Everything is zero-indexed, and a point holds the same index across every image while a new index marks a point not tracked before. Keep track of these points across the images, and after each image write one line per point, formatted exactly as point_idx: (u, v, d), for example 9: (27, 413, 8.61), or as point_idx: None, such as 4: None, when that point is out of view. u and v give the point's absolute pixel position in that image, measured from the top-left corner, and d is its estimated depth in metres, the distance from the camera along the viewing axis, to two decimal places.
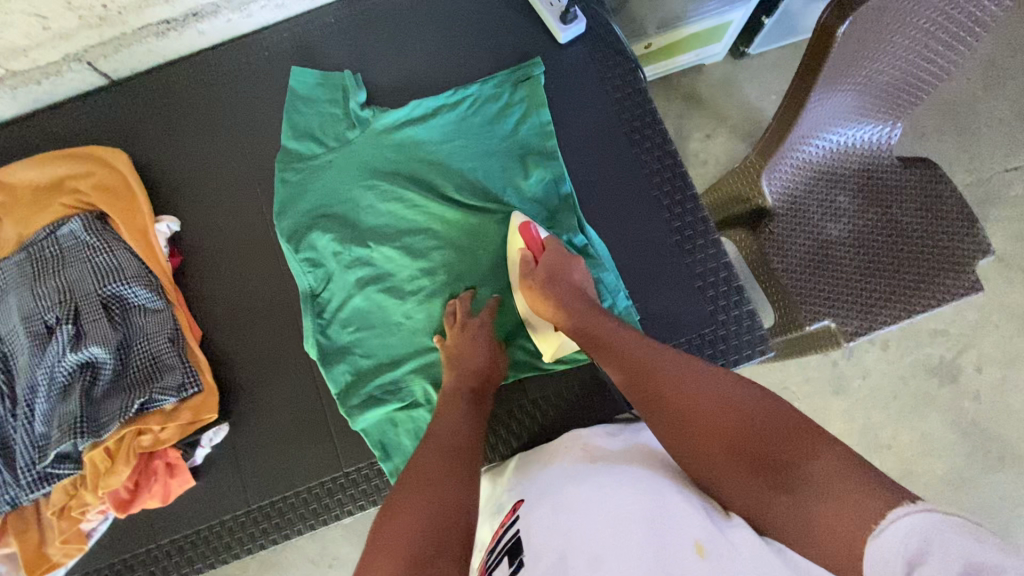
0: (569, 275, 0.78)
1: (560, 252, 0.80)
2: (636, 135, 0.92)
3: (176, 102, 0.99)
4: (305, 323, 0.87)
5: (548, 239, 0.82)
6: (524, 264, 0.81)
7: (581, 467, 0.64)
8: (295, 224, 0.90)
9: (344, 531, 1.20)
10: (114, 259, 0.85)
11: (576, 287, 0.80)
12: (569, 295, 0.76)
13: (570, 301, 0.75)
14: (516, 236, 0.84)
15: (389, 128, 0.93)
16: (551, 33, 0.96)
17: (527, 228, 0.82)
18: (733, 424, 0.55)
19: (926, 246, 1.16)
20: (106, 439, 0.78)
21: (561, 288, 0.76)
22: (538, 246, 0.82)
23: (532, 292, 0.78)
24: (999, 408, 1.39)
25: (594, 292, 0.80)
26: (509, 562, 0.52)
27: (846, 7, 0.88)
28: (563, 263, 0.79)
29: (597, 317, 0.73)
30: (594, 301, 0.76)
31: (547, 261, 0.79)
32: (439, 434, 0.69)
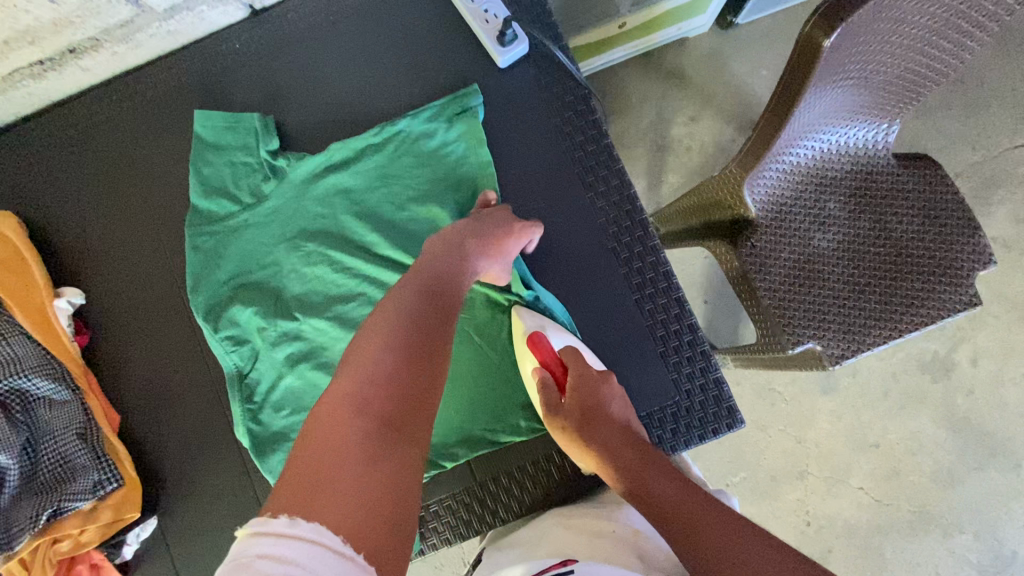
0: (604, 409, 0.65)
1: (587, 377, 0.66)
2: (589, 175, 0.81)
3: (68, 149, 0.87)
4: (234, 411, 0.78)
5: (566, 352, 0.68)
6: (545, 389, 0.67)
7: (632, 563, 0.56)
8: (212, 298, 0.80)
9: None
10: (6, 348, 0.74)
11: (593, 397, 0.65)
12: (612, 437, 0.63)
13: (610, 446, 0.63)
14: (527, 350, 0.72)
15: (310, 178, 0.82)
16: (490, 55, 0.84)
17: (538, 341, 0.70)
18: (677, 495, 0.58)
19: (925, 258, 1.03)
20: (19, 551, 0.70)
21: (599, 429, 0.64)
22: (556, 362, 0.69)
23: (563, 432, 0.65)
24: (997, 405, 1.30)
25: (625, 403, 0.67)
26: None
27: (834, 18, 0.74)
28: (590, 393, 0.65)
29: (635, 459, 0.62)
30: (640, 441, 0.64)
31: (574, 390, 0.66)
32: (426, 276, 0.64)
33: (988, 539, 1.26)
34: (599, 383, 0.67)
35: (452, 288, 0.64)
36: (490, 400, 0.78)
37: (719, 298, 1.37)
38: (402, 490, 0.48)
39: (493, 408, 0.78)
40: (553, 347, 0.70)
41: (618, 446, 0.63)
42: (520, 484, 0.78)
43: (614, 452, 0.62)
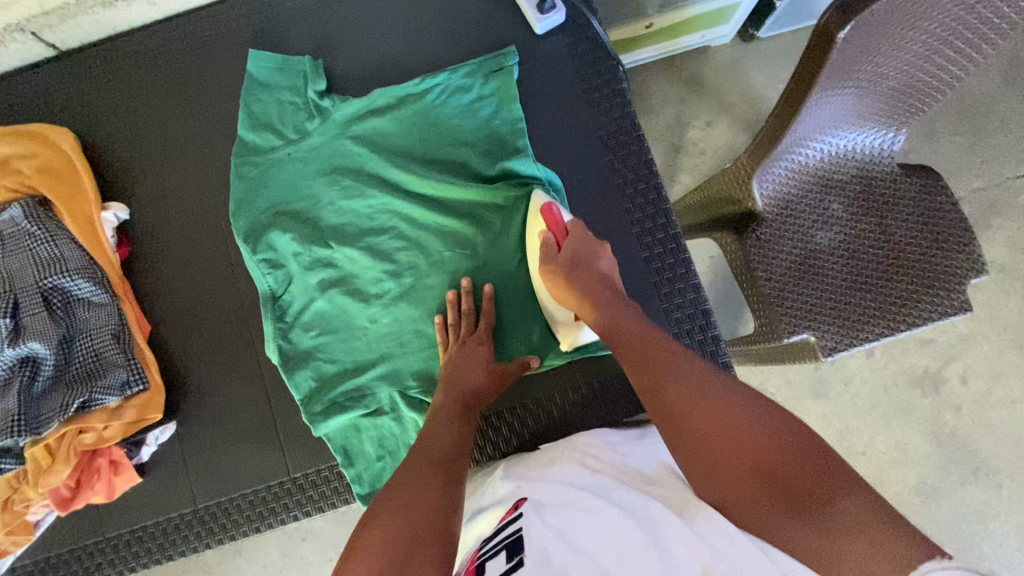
0: (592, 261, 0.74)
1: (585, 238, 0.74)
2: (612, 141, 0.86)
3: (125, 78, 0.93)
4: (266, 327, 0.84)
5: (570, 220, 0.76)
6: (545, 247, 0.75)
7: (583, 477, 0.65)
8: (252, 222, 0.86)
9: (332, 522, 1.27)
10: (55, 250, 0.81)
11: (586, 249, 0.74)
12: (593, 281, 0.72)
13: (592, 284, 0.72)
14: (537, 219, 0.79)
15: (352, 119, 0.88)
16: (528, 23, 0.90)
17: (549, 210, 0.77)
18: (754, 438, 0.54)
19: (921, 262, 1.08)
20: (47, 436, 0.76)
21: (581, 271, 0.72)
22: (560, 228, 0.76)
23: (552, 279, 0.74)
24: (981, 423, 1.34)
25: (612, 260, 0.75)
26: (508, 555, 0.51)
27: (850, 11, 0.80)
28: (586, 251, 0.74)
29: (614, 301, 0.71)
30: (621, 292, 0.72)
31: (573, 246, 0.74)
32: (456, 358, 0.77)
33: (967, 555, 1.29)
34: (595, 243, 0.75)
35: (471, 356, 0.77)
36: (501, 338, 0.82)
37: (723, 290, 1.40)
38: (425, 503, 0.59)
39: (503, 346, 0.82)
40: (563, 218, 0.77)
41: (600, 291, 0.71)
42: (525, 427, 0.83)
43: (594, 294, 0.71)
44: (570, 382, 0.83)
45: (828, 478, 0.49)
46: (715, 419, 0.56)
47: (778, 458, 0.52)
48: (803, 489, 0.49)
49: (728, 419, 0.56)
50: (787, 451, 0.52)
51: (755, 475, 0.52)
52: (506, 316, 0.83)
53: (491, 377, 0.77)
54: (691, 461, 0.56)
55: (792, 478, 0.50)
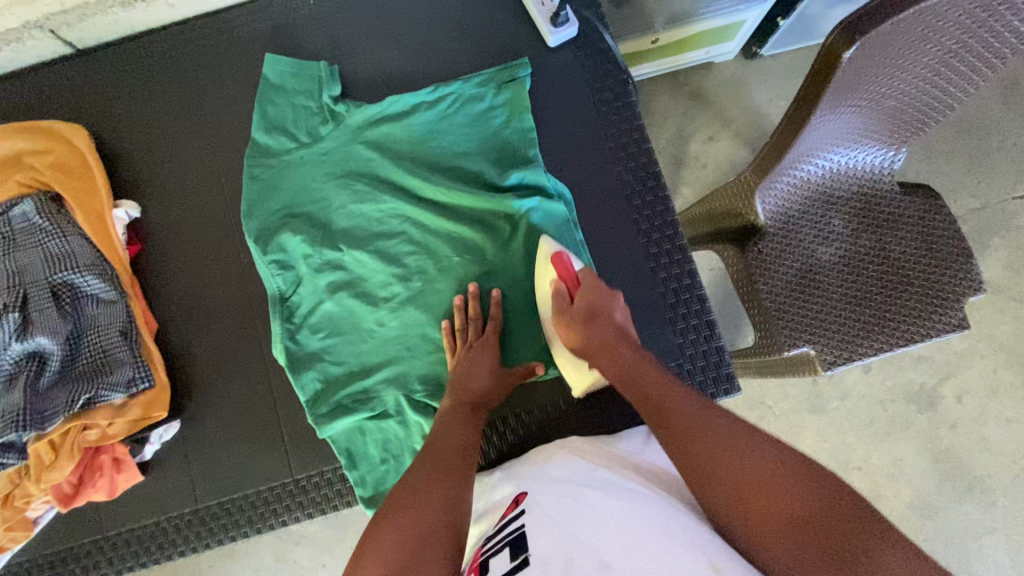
0: (607, 312, 0.75)
1: (596, 289, 0.75)
2: (620, 152, 0.88)
3: (139, 77, 0.94)
4: (273, 328, 0.84)
5: (584, 273, 0.77)
6: (559, 298, 0.76)
7: (583, 471, 0.67)
8: (263, 223, 0.86)
9: (330, 527, 1.26)
10: (66, 246, 0.81)
11: (600, 299, 0.75)
12: (612, 332, 0.73)
13: (608, 337, 0.73)
14: (547, 267, 0.79)
15: (364, 124, 0.89)
16: (540, 35, 0.92)
17: (560, 260, 0.77)
18: (784, 495, 0.53)
19: (921, 279, 1.10)
20: (51, 432, 0.75)
21: (600, 328, 0.73)
22: (573, 280, 0.77)
23: (569, 329, 0.74)
24: (977, 441, 1.35)
25: (625, 312, 0.76)
26: (511, 555, 0.54)
27: (855, 33, 0.81)
28: (598, 305, 0.75)
29: (626, 350, 0.72)
30: (634, 342, 0.73)
31: (588, 298, 0.75)
32: (462, 365, 0.77)
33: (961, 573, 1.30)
34: (608, 298, 0.76)
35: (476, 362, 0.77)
36: (508, 345, 0.83)
37: (721, 302, 1.41)
38: (433, 519, 0.59)
39: (510, 352, 0.83)
40: (574, 268, 0.78)
41: (616, 342, 0.72)
42: (532, 435, 0.83)
43: (609, 347, 0.72)
44: (577, 390, 0.84)
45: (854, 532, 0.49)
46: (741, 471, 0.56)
47: (820, 512, 0.51)
48: (844, 552, 0.48)
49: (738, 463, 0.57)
50: (822, 507, 0.52)
51: (790, 533, 0.51)
52: (513, 323, 0.83)
53: (496, 379, 0.78)
54: (722, 503, 0.55)
55: (827, 536, 0.50)
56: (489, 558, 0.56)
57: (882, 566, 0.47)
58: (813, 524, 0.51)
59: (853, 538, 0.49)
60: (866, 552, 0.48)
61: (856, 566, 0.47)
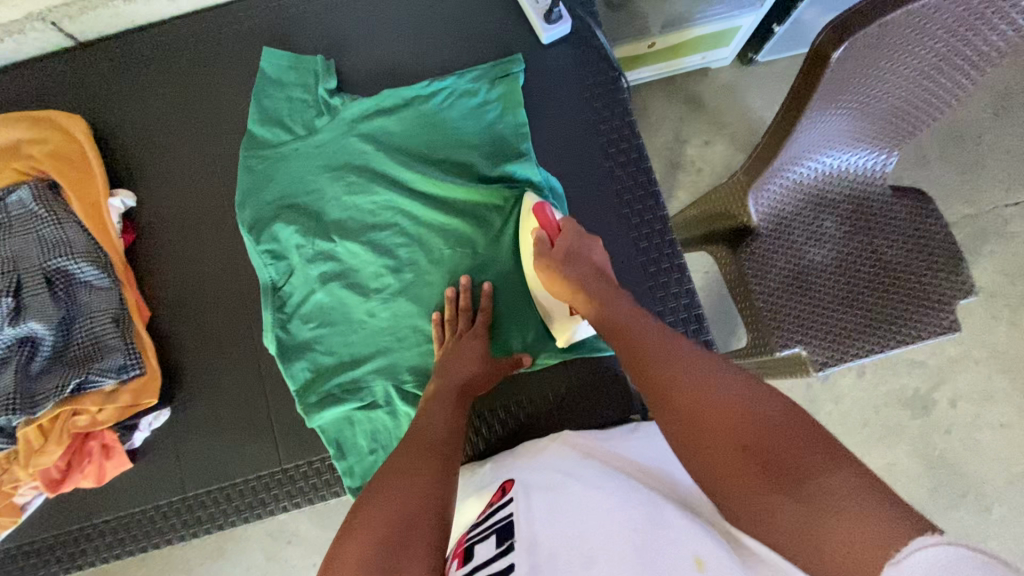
0: (587, 254, 0.75)
1: (576, 233, 0.76)
2: (611, 149, 0.89)
3: (138, 70, 0.95)
4: (265, 317, 0.84)
5: (564, 219, 0.78)
6: (539, 243, 0.77)
7: (571, 464, 0.67)
8: (257, 214, 0.87)
9: (322, 525, 1.26)
10: (61, 233, 0.82)
11: (577, 243, 0.76)
12: (587, 274, 0.73)
13: (584, 280, 0.72)
14: (530, 216, 0.81)
15: (360, 118, 0.90)
16: (534, 33, 0.93)
17: (542, 209, 0.78)
18: (739, 421, 0.51)
19: (912, 281, 1.10)
20: (40, 417, 0.76)
21: (574, 262, 0.74)
22: (553, 227, 0.78)
23: (546, 271, 0.75)
24: (971, 447, 1.35)
25: (605, 252, 0.77)
26: (497, 543, 0.54)
27: (843, 33, 0.83)
28: (579, 246, 0.76)
29: (603, 287, 0.71)
30: (612, 279, 0.73)
31: (567, 242, 0.76)
32: (452, 352, 0.78)
33: None
34: (588, 240, 0.77)
35: (466, 348, 0.78)
36: (499, 337, 0.83)
37: (715, 303, 1.41)
38: (414, 503, 0.59)
39: (500, 344, 0.83)
40: (555, 217, 0.79)
41: (590, 280, 0.71)
42: (521, 427, 0.83)
43: (582, 285, 0.72)
44: (566, 382, 0.84)
45: (811, 449, 0.46)
46: (697, 392, 0.54)
47: (772, 437, 0.48)
48: (796, 471, 0.46)
49: (708, 394, 0.54)
50: (777, 425, 0.49)
51: (740, 458, 0.49)
52: (503, 315, 0.84)
53: (486, 366, 0.78)
54: (676, 437, 0.54)
55: (781, 459, 0.47)
56: (476, 544, 0.57)
57: (827, 491, 0.44)
58: (760, 447, 0.48)
59: (804, 463, 0.46)
60: (818, 473, 0.45)
61: (797, 488, 0.45)
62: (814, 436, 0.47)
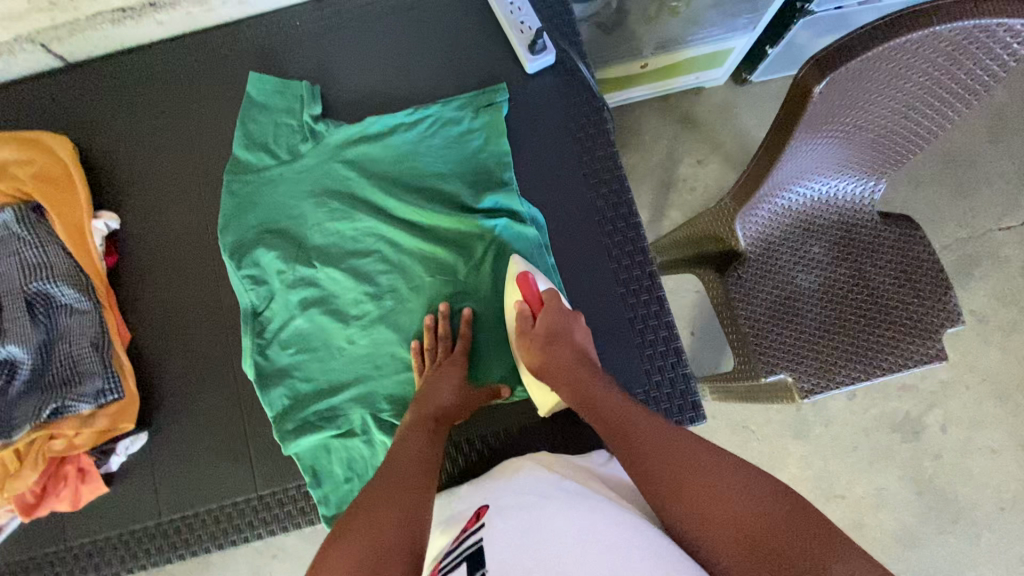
0: (568, 334, 0.75)
1: (558, 311, 0.75)
2: (593, 178, 0.89)
3: (126, 91, 0.96)
4: (244, 342, 0.85)
5: (546, 294, 0.78)
6: (521, 320, 0.77)
7: (545, 484, 0.67)
8: (239, 238, 0.87)
9: (306, 543, 1.26)
10: (42, 256, 0.83)
11: (561, 323, 0.75)
12: (569, 359, 0.74)
13: (567, 363, 0.73)
14: (514, 288, 0.80)
15: (344, 144, 0.90)
16: (519, 61, 0.93)
17: (527, 281, 0.78)
18: (734, 501, 0.56)
19: (899, 309, 1.10)
20: (16, 441, 0.76)
21: (558, 349, 0.74)
22: (536, 302, 0.77)
23: (529, 352, 0.75)
24: (961, 472, 1.34)
25: (586, 331, 0.78)
26: (469, 570, 0.53)
27: (825, 68, 0.83)
28: (562, 323, 0.76)
29: (588, 373, 0.73)
30: (594, 365, 0.74)
31: (547, 321, 0.75)
32: (431, 388, 0.77)
33: None
34: (571, 319, 0.77)
35: (443, 379, 0.77)
36: (478, 364, 0.84)
37: (705, 325, 1.41)
38: (389, 535, 0.58)
39: (479, 372, 0.84)
40: (538, 287, 0.79)
41: (575, 371, 0.73)
42: (497, 458, 0.83)
43: (565, 373, 0.73)
44: (543, 412, 0.84)
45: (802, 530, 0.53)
46: (687, 468, 0.60)
47: (765, 522, 0.54)
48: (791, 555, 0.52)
49: (712, 487, 0.58)
50: (766, 511, 0.55)
51: (744, 547, 0.54)
52: (479, 344, 0.84)
53: (462, 397, 0.78)
54: (683, 527, 0.57)
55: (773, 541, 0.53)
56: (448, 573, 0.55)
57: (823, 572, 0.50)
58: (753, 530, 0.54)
59: (807, 549, 0.52)
60: (820, 563, 0.50)
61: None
62: (810, 526, 0.53)
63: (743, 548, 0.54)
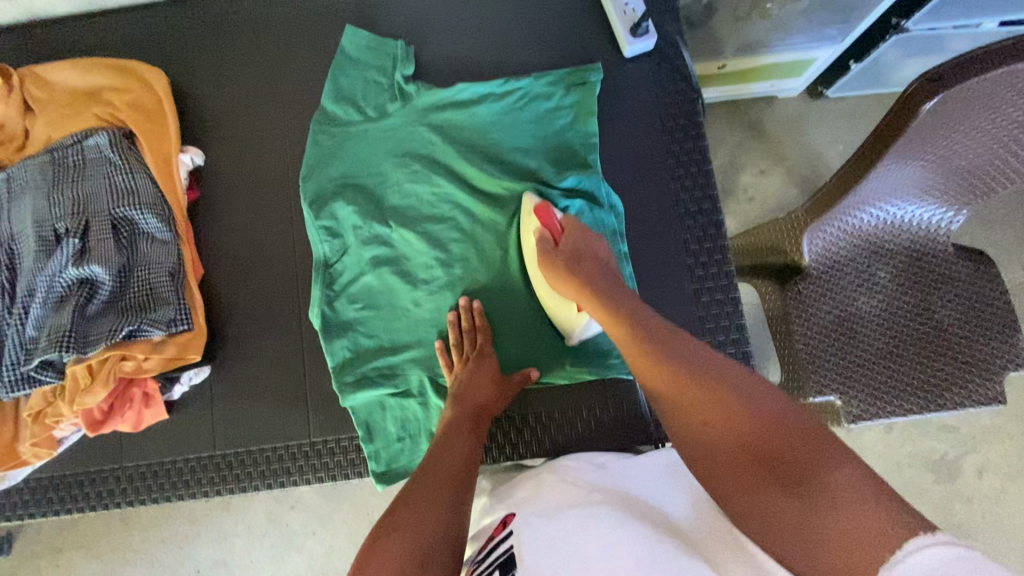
0: (591, 251, 0.76)
1: (580, 231, 0.78)
2: (679, 170, 0.87)
3: (222, 30, 0.97)
4: (313, 291, 0.86)
5: (566, 219, 0.79)
6: (544, 244, 0.78)
7: (569, 492, 0.67)
8: (319, 189, 0.88)
9: (328, 499, 1.28)
10: (131, 182, 0.85)
11: (584, 240, 0.77)
12: (593, 272, 0.74)
13: (589, 273, 0.74)
14: (530, 218, 0.82)
15: (431, 108, 0.90)
16: (617, 44, 0.92)
17: (545, 210, 0.80)
18: (742, 423, 0.53)
19: (969, 347, 0.99)
20: (90, 357, 0.78)
21: (581, 262, 0.75)
22: (556, 227, 0.79)
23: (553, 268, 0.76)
24: (992, 520, 1.29)
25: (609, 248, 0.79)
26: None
27: (936, 82, 0.79)
28: (583, 243, 0.77)
29: (610, 286, 0.73)
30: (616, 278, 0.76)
31: (570, 242, 0.77)
32: (459, 382, 0.77)
33: None
34: (590, 237, 0.78)
35: (469, 374, 0.77)
36: (510, 356, 0.83)
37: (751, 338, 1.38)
38: (430, 530, 0.57)
39: (527, 357, 0.84)
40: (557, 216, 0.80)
41: (603, 278, 0.74)
42: (551, 439, 0.83)
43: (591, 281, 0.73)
44: (603, 400, 0.84)
45: (810, 453, 0.48)
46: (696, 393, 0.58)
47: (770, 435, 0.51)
48: (796, 470, 0.47)
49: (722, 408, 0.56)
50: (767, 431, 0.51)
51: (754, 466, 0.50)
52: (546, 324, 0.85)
53: (498, 389, 0.78)
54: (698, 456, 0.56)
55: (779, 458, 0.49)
56: None
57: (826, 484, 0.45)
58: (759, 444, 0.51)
59: (806, 460, 0.47)
60: (822, 470, 0.46)
61: (801, 484, 0.46)
62: (810, 434, 0.49)
63: (743, 458, 0.51)
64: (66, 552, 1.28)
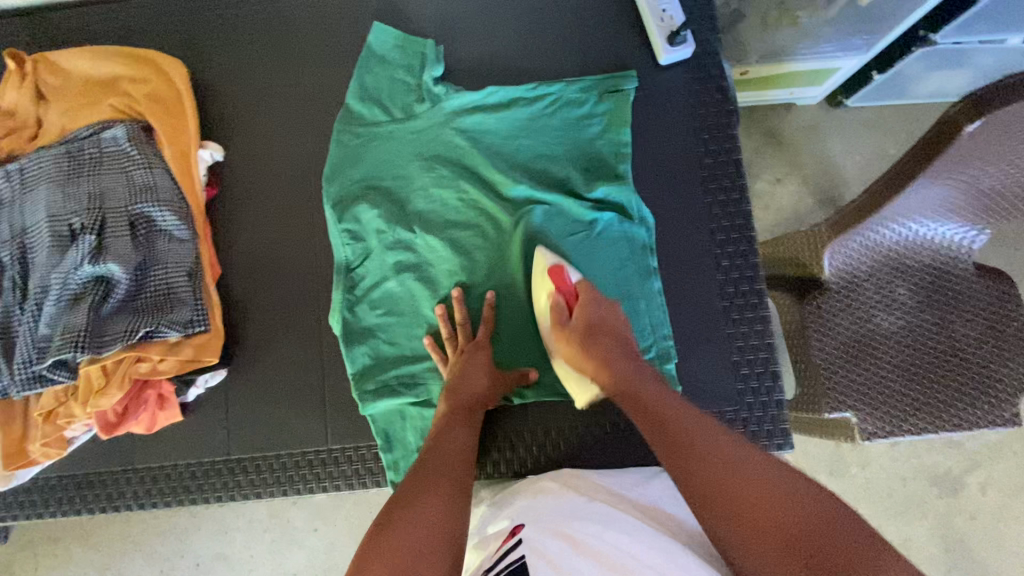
0: (604, 325, 0.71)
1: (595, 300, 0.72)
2: (711, 184, 0.85)
3: (247, 21, 0.94)
4: (334, 295, 0.84)
5: (579, 284, 0.74)
6: (556, 310, 0.73)
7: (580, 503, 0.63)
8: (343, 191, 0.86)
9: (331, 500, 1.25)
10: (149, 177, 0.83)
11: (601, 313, 0.72)
12: (613, 348, 0.69)
13: (608, 354, 0.68)
14: (545, 279, 0.76)
15: (460, 111, 0.88)
16: (653, 51, 0.90)
17: (560, 272, 0.75)
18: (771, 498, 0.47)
19: (1000, 367, 0.89)
20: (105, 357, 0.75)
21: (595, 341, 0.69)
22: (570, 292, 0.74)
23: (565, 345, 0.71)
24: (997, 541, 1.21)
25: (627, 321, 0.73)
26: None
27: (981, 106, 0.73)
28: (598, 313, 0.72)
29: (620, 357, 0.68)
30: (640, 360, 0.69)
31: (583, 311, 0.72)
32: (453, 374, 0.76)
33: None
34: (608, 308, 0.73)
35: (462, 365, 0.76)
36: (516, 348, 0.82)
37: None
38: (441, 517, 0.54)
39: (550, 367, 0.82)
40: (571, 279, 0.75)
41: (616, 350, 0.68)
42: (571, 453, 0.81)
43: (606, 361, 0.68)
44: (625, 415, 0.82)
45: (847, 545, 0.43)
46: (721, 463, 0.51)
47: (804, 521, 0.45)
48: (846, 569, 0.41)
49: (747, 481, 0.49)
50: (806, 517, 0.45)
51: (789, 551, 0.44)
52: None
53: (494, 380, 0.77)
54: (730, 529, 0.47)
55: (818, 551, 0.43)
56: None
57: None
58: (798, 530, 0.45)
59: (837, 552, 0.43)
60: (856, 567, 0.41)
61: None
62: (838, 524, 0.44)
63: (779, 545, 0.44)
64: (65, 541, 1.26)
